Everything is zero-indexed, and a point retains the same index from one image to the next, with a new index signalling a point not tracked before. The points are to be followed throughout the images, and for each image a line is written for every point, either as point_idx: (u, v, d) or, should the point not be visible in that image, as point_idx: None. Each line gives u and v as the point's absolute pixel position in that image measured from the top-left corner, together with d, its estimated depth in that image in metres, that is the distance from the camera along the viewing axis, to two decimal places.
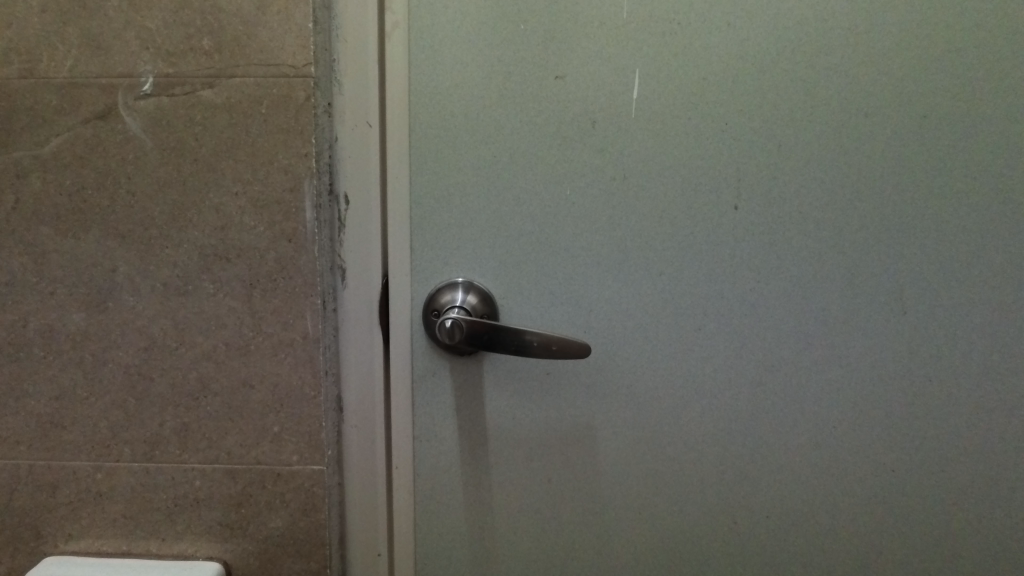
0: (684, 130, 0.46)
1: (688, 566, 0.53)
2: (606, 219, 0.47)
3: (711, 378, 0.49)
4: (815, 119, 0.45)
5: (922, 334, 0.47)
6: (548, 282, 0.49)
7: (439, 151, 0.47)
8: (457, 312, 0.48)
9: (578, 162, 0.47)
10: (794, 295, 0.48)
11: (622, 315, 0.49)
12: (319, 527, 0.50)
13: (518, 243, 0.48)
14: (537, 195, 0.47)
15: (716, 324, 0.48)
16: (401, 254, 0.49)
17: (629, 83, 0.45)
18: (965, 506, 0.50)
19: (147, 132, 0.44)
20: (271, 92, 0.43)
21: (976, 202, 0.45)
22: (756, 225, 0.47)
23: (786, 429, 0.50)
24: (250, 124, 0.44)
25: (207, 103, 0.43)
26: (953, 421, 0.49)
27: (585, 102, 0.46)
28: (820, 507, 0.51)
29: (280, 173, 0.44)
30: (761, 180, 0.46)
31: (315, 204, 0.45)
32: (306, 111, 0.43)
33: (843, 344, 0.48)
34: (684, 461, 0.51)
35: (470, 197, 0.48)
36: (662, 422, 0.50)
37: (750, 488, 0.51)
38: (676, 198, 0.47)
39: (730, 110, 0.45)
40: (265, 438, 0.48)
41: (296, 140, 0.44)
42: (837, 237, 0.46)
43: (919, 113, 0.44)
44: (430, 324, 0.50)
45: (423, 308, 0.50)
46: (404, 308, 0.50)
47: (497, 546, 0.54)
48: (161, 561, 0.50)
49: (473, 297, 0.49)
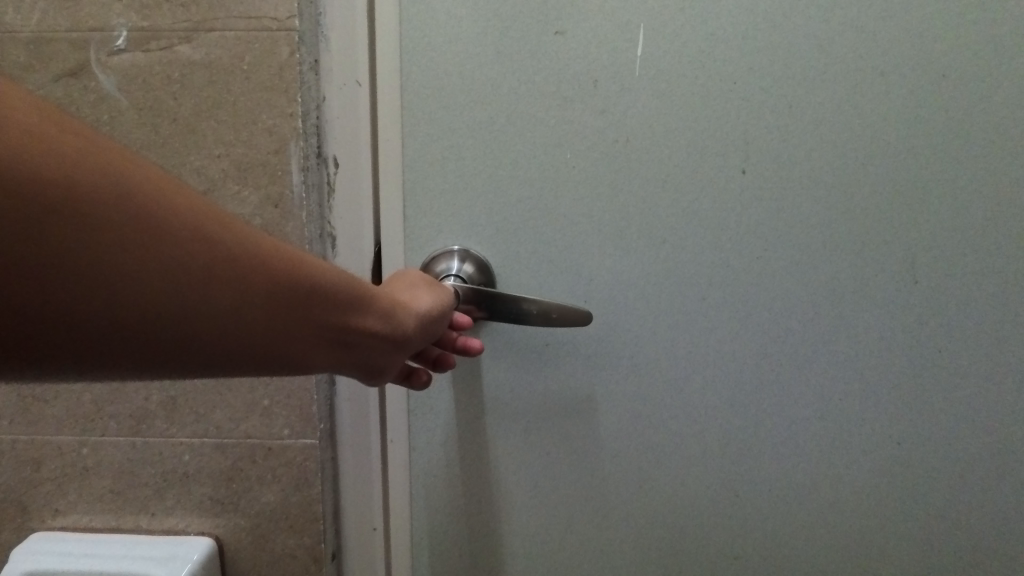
0: (691, 90, 0.43)
1: (689, 540, 0.52)
2: (608, 184, 0.45)
3: (715, 349, 0.48)
4: (827, 78, 0.43)
5: (933, 303, 0.46)
6: (548, 251, 0.47)
7: (433, 113, 0.45)
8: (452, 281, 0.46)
9: (579, 124, 0.44)
10: (802, 263, 0.46)
11: (624, 284, 0.47)
12: (312, 503, 0.48)
13: (516, 210, 0.46)
14: (536, 160, 0.45)
15: (720, 294, 0.47)
16: (393, 222, 0.47)
17: (633, 39, 0.43)
18: (972, 480, 0.49)
19: (122, 91, 0.41)
20: (252, 47, 0.41)
21: (996, 166, 0.43)
22: (765, 191, 0.45)
23: (791, 401, 0.48)
24: (231, 82, 0.41)
25: (185, 60, 0.41)
26: (962, 392, 0.47)
27: (587, 60, 0.43)
28: (825, 481, 0.50)
29: (264, 135, 0.42)
30: (771, 143, 0.44)
31: (303, 166, 0.42)
32: (290, 68, 0.41)
33: (852, 314, 0.46)
34: (685, 434, 0.50)
35: (465, 162, 0.46)
36: (664, 395, 0.49)
37: (753, 461, 0.50)
38: (681, 162, 0.45)
39: (739, 69, 0.43)
40: (255, 412, 0.47)
41: (281, 99, 0.41)
42: (849, 203, 0.45)
43: (939, 72, 0.42)
44: None
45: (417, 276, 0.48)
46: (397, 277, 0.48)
47: (494, 520, 0.53)
48: (151, 537, 0.49)
49: (469, 266, 0.47)
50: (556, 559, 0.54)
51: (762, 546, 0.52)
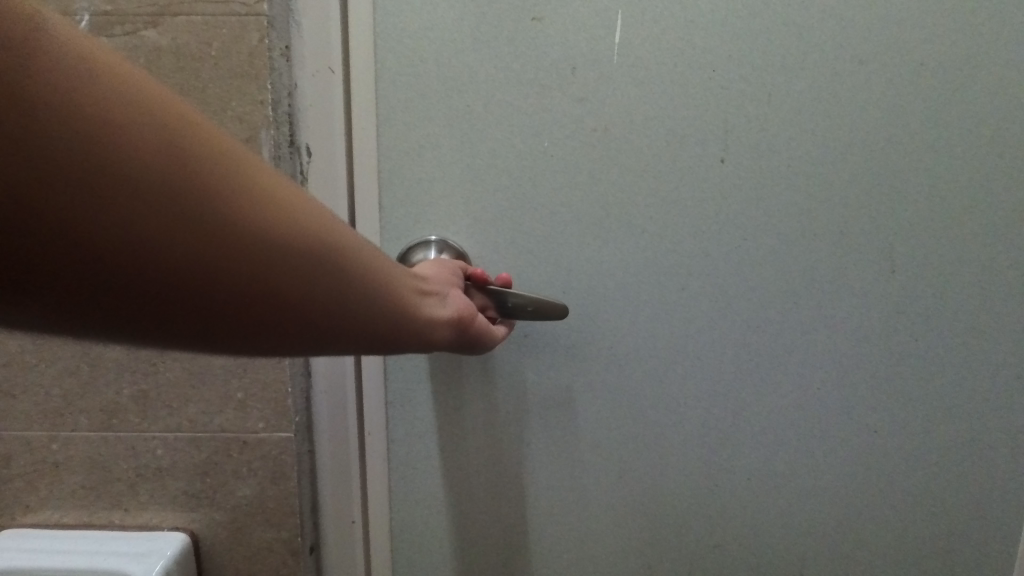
0: (670, 78, 0.43)
1: (669, 528, 0.52)
2: (586, 174, 0.45)
3: (694, 339, 0.48)
4: (807, 66, 0.42)
5: (910, 292, 0.46)
6: (526, 241, 0.47)
7: (408, 100, 0.44)
8: None
9: (557, 112, 0.44)
10: (780, 253, 0.46)
11: (603, 275, 0.47)
12: (289, 496, 0.48)
13: (494, 200, 0.46)
14: (513, 148, 0.45)
15: (700, 284, 0.47)
16: (369, 212, 0.47)
17: (611, 25, 0.42)
18: (948, 467, 0.49)
19: None
20: (220, 33, 0.39)
21: (973, 156, 0.43)
22: (744, 180, 0.44)
23: (770, 390, 0.48)
24: (199, 69, 0.40)
25: (151, 46, 0.39)
26: (938, 380, 0.48)
27: (564, 47, 0.43)
28: (804, 469, 0.50)
29: (234, 123, 0.41)
30: (750, 132, 0.44)
31: (274, 155, 0.42)
32: (260, 54, 0.40)
33: (830, 304, 0.46)
34: (665, 424, 0.50)
35: (442, 151, 0.45)
36: (644, 385, 0.49)
37: (732, 451, 0.50)
38: (660, 151, 0.44)
39: (718, 57, 0.42)
40: (229, 405, 0.46)
41: (251, 86, 0.40)
42: (828, 192, 0.44)
43: (917, 61, 0.42)
44: None
45: None
46: None
47: (474, 511, 0.53)
48: (125, 532, 0.48)
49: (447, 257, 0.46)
50: (536, 549, 0.53)
51: (741, 535, 0.52)
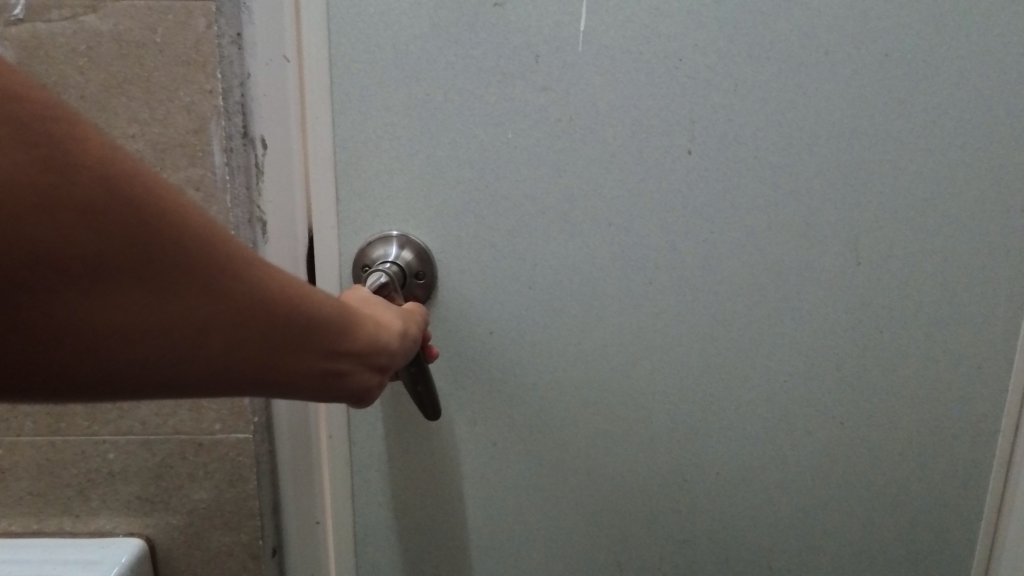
0: (635, 67, 0.42)
1: (638, 525, 0.52)
2: (551, 165, 0.44)
3: (661, 333, 0.47)
4: (772, 56, 0.42)
5: (875, 284, 0.46)
6: (490, 235, 0.46)
7: (366, 89, 0.43)
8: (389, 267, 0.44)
9: (520, 101, 0.43)
10: (748, 245, 0.45)
11: (569, 269, 0.46)
12: (248, 499, 0.46)
13: (456, 192, 0.45)
14: (476, 139, 0.44)
15: (667, 278, 0.46)
16: (324, 205, 0.45)
17: (575, 12, 0.41)
18: (912, 458, 0.50)
19: (21, 65, 0.37)
20: (165, 18, 0.37)
21: (936, 147, 0.43)
22: (710, 172, 0.44)
23: (737, 384, 0.48)
24: (143, 56, 0.38)
25: (90, 31, 0.37)
26: (902, 372, 0.48)
27: (527, 35, 0.42)
28: (772, 462, 0.50)
29: (182, 114, 0.38)
30: (718, 122, 0.43)
31: (226, 148, 0.39)
32: (208, 40, 0.38)
33: (797, 297, 0.46)
34: (633, 419, 0.49)
35: (400, 141, 0.44)
36: (611, 381, 0.48)
37: (700, 445, 0.50)
38: (626, 142, 0.43)
39: (684, 46, 0.42)
40: (183, 407, 0.44)
41: (198, 75, 0.38)
42: (794, 184, 0.44)
43: (882, 50, 0.42)
44: (360, 280, 0.46)
45: (352, 263, 0.46)
46: (333, 264, 0.46)
47: (441, 509, 0.52)
48: (75, 540, 0.47)
49: (407, 254, 0.45)
50: (506, 549, 0.53)
51: (710, 529, 0.52)
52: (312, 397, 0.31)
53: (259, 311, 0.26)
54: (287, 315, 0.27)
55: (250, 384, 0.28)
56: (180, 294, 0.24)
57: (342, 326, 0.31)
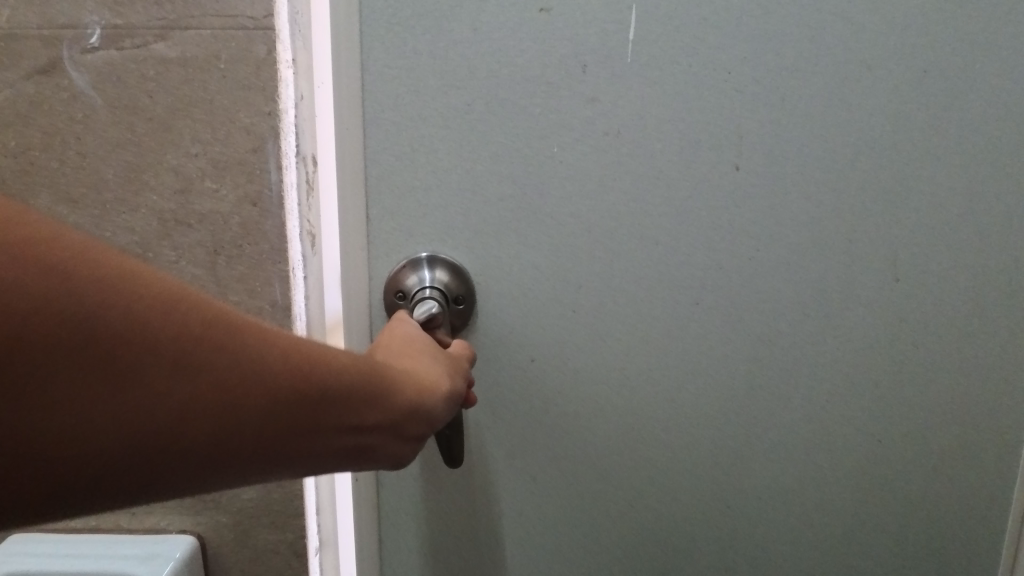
0: (676, 82, 0.44)
1: (676, 539, 0.53)
2: (596, 181, 0.46)
3: (707, 354, 0.49)
4: (807, 71, 0.43)
5: (910, 300, 0.47)
6: (530, 254, 0.47)
7: (400, 99, 0.44)
8: (431, 292, 0.46)
9: (568, 111, 0.44)
10: (793, 264, 0.47)
11: (614, 291, 0.48)
12: (293, 498, 0.49)
13: (499, 210, 0.46)
14: (519, 153, 0.45)
15: (712, 297, 0.47)
16: (356, 226, 0.47)
17: (623, 21, 0.43)
18: (944, 470, 0.50)
19: (95, 90, 0.40)
20: (228, 46, 0.40)
21: (971, 162, 0.44)
22: (756, 192, 0.45)
23: (778, 408, 0.50)
24: (206, 81, 0.40)
25: (160, 58, 0.40)
26: (936, 386, 0.49)
27: (575, 46, 0.43)
28: (804, 474, 0.51)
29: (241, 133, 0.41)
30: (764, 138, 0.44)
31: (280, 166, 0.42)
32: (268, 66, 0.41)
33: (838, 311, 0.47)
34: (676, 440, 0.51)
35: (436, 154, 0.45)
36: (652, 395, 0.50)
37: (745, 465, 0.51)
38: (670, 156, 0.45)
39: (722, 63, 0.43)
40: None
41: (258, 98, 0.41)
42: (836, 202, 0.45)
43: (917, 64, 0.43)
44: (395, 302, 0.48)
45: (385, 285, 0.48)
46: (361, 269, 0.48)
47: (478, 522, 0.53)
48: (131, 536, 0.49)
49: (442, 273, 0.47)
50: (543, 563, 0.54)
51: (748, 546, 0.53)
52: (333, 457, 0.31)
53: (256, 389, 0.27)
54: (291, 387, 0.28)
55: (269, 459, 0.29)
56: (170, 382, 0.25)
57: (362, 388, 0.31)
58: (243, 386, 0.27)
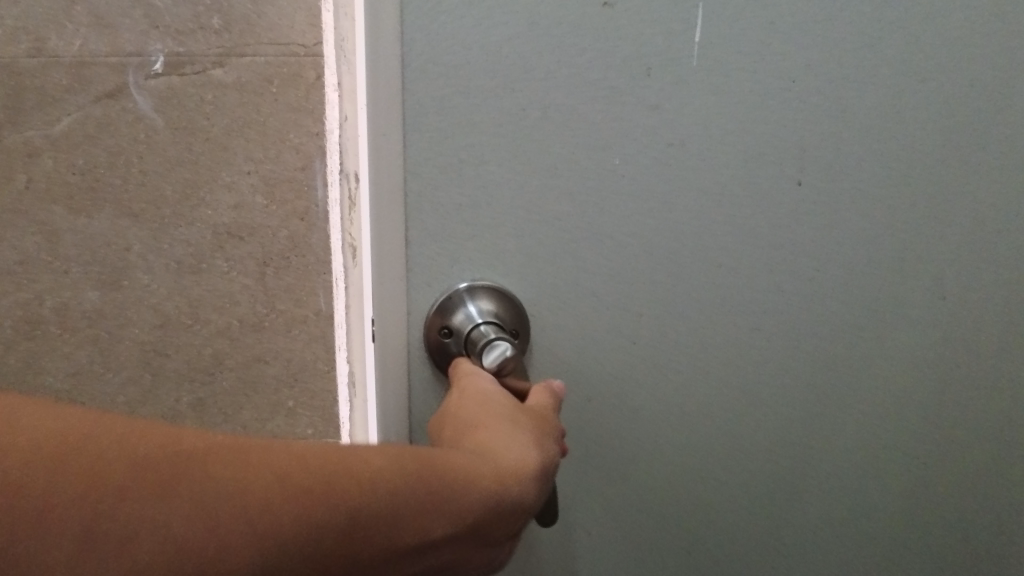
0: (741, 85, 0.38)
1: None
2: (658, 200, 0.40)
3: (763, 383, 0.45)
4: (882, 79, 0.40)
5: (961, 325, 0.46)
6: (589, 281, 0.41)
7: (444, 101, 0.36)
8: (488, 329, 0.38)
9: (630, 120, 0.38)
10: (849, 288, 0.43)
11: (677, 320, 0.42)
12: None
13: (546, 230, 0.39)
14: (575, 164, 0.38)
15: (772, 326, 0.44)
16: (389, 248, 0.38)
17: (687, 19, 0.37)
18: (990, 497, 0.50)
19: (157, 112, 0.43)
20: (281, 71, 0.43)
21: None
22: (817, 210, 0.42)
23: (833, 437, 0.47)
24: (260, 104, 0.44)
25: (217, 82, 0.43)
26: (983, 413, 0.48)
27: (640, 40, 0.37)
28: (849, 505, 0.49)
29: (291, 153, 0.44)
30: (823, 153, 0.41)
31: (326, 183, 0.45)
32: (318, 90, 0.44)
33: (889, 337, 0.45)
34: (726, 474, 0.47)
35: (487, 166, 0.38)
36: (708, 432, 0.45)
37: (798, 499, 0.48)
38: (734, 172, 0.40)
39: (786, 71, 0.38)
40: (279, 411, 0.50)
41: (307, 119, 0.44)
42: (890, 220, 0.43)
43: (986, 70, 0.41)
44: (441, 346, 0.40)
45: (426, 324, 0.40)
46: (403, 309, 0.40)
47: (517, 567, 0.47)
48: None
49: (487, 301, 0.40)
50: None
51: None
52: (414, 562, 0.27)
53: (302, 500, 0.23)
54: (347, 486, 0.24)
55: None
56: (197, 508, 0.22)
57: (418, 496, 0.26)
58: (294, 497, 0.23)
